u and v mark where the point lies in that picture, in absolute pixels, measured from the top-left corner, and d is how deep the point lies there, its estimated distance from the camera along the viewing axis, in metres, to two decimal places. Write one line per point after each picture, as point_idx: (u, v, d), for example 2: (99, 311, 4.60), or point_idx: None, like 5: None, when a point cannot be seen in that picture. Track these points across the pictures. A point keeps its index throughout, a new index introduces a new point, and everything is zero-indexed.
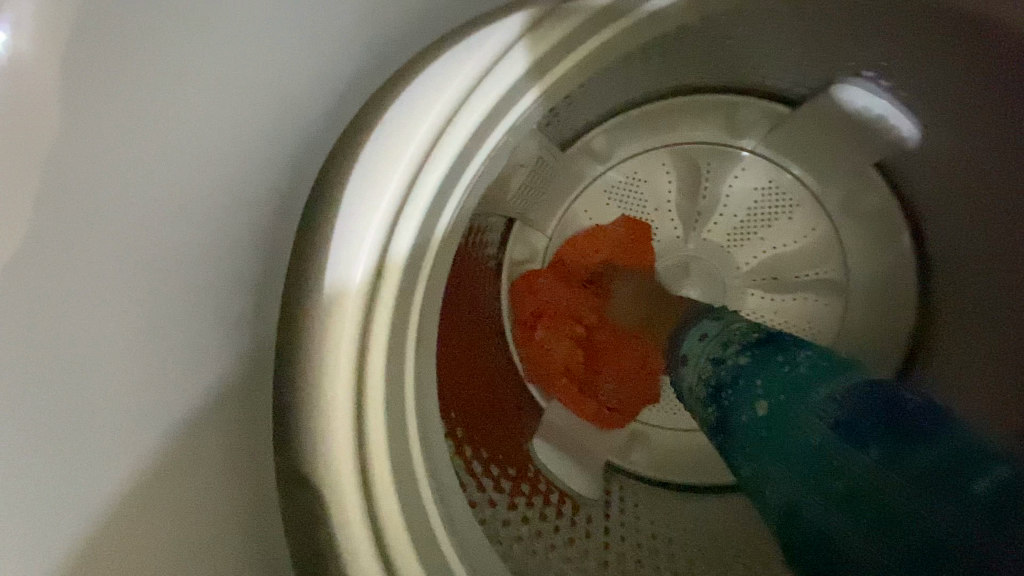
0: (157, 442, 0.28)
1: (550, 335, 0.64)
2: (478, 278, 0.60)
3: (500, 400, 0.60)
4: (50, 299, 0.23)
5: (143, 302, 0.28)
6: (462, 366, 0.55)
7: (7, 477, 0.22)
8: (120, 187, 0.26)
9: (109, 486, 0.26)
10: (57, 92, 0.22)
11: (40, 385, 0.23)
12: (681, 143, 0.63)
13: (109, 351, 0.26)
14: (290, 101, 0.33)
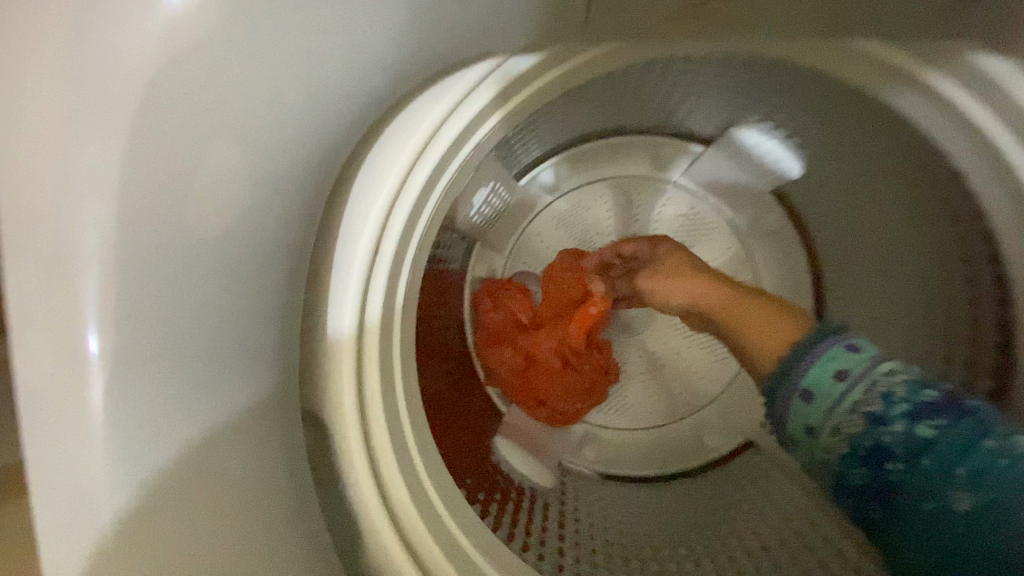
0: (198, 431, 0.40)
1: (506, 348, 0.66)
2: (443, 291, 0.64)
3: (465, 405, 0.63)
4: (136, 337, 0.37)
5: (194, 338, 0.41)
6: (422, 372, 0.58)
7: (113, 449, 0.35)
8: (178, 263, 0.39)
9: (167, 460, 0.38)
10: (111, 204, 0.35)
11: (132, 394, 0.37)
12: (615, 177, 0.70)
13: (170, 370, 0.39)
14: (288, 174, 0.44)
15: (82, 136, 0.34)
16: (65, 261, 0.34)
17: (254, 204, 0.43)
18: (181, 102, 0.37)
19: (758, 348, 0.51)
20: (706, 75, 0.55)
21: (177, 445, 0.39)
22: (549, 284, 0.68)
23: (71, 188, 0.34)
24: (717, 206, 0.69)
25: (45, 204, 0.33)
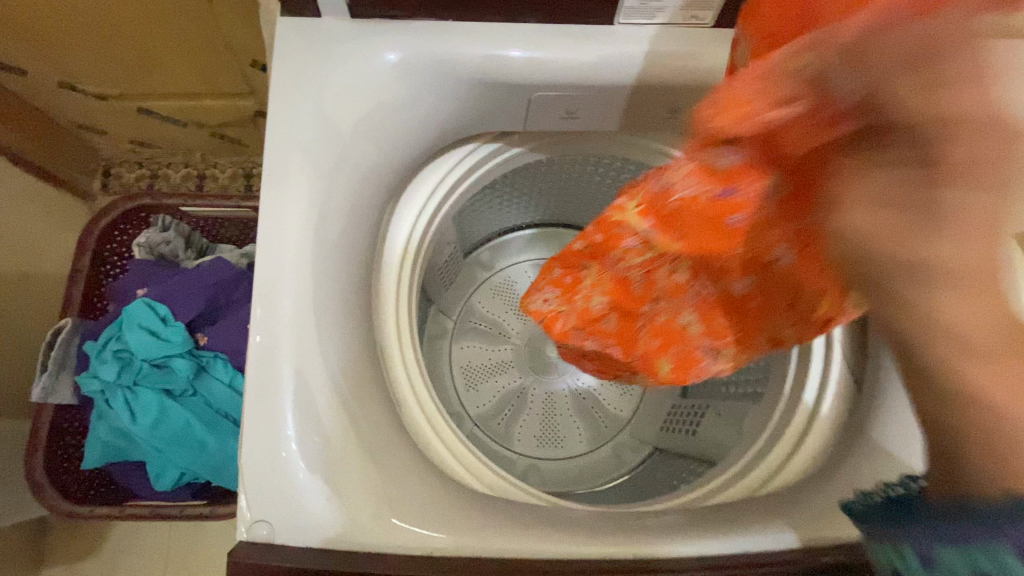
0: (331, 470, 0.35)
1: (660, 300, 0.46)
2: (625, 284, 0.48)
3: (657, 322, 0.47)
4: (271, 370, 0.35)
5: (316, 366, 0.36)
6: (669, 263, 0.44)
7: (273, 489, 0.34)
8: (283, 285, 0.37)
9: (301, 502, 0.34)
10: (296, 241, 0.37)
11: (274, 433, 0.34)
12: (536, 257, 0.92)
13: (299, 401, 0.35)
14: (394, 177, 0.43)
15: (286, 146, 0.38)
16: (283, 269, 0.37)
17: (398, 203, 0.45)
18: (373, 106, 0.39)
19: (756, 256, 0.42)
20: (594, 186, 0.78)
21: (312, 485, 0.34)
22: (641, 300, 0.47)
23: (289, 220, 0.37)
24: None
25: (302, 199, 0.37)
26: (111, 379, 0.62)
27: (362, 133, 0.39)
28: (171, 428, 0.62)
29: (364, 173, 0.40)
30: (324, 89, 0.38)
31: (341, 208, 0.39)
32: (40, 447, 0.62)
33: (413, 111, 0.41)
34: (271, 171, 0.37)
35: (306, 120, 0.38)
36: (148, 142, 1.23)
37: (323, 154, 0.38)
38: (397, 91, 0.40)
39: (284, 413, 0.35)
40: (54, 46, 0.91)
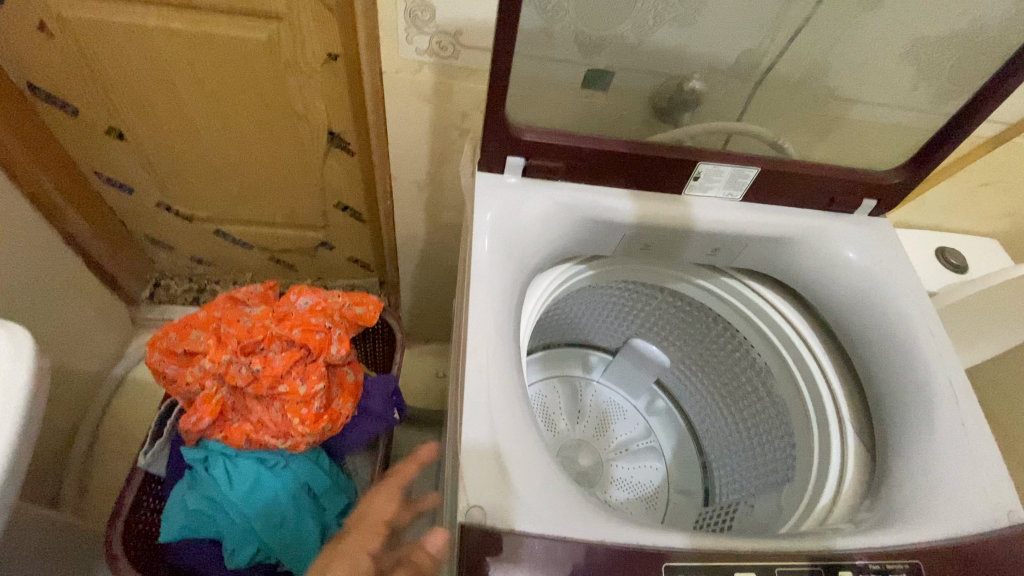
0: (514, 474, 0.45)
1: (247, 417, 0.69)
2: (247, 389, 0.69)
3: (235, 410, 0.69)
4: (476, 396, 0.48)
5: (503, 398, 0.48)
6: (250, 394, 0.69)
7: (477, 486, 0.44)
8: (482, 340, 0.50)
9: (497, 499, 0.44)
10: (488, 311, 0.52)
11: (477, 441, 0.46)
12: (564, 373, 1.03)
13: (490, 420, 0.47)
14: (530, 277, 0.60)
15: (483, 249, 0.55)
16: (482, 326, 0.51)
17: (533, 300, 0.62)
18: (536, 230, 0.58)
19: (252, 398, 0.69)
20: (617, 311, 0.94)
21: (506, 482, 0.44)
22: (268, 415, 0.69)
23: (483, 302, 0.52)
24: (624, 395, 1.06)
25: (491, 282, 0.54)
26: (215, 446, 0.68)
27: (526, 245, 0.58)
28: (260, 498, 0.67)
29: (522, 273, 0.57)
30: (506, 214, 0.57)
31: (511, 292, 0.55)
32: (122, 514, 0.64)
33: (552, 237, 0.60)
34: (474, 267, 0.54)
35: (498, 235, 0.56)
36: (207, 259, 1.36)
37: (504, 255, 0.56)
38: (547, 222, 0.59)
39: (485, 431, 0.46)
40: (177, 175, 1.11)
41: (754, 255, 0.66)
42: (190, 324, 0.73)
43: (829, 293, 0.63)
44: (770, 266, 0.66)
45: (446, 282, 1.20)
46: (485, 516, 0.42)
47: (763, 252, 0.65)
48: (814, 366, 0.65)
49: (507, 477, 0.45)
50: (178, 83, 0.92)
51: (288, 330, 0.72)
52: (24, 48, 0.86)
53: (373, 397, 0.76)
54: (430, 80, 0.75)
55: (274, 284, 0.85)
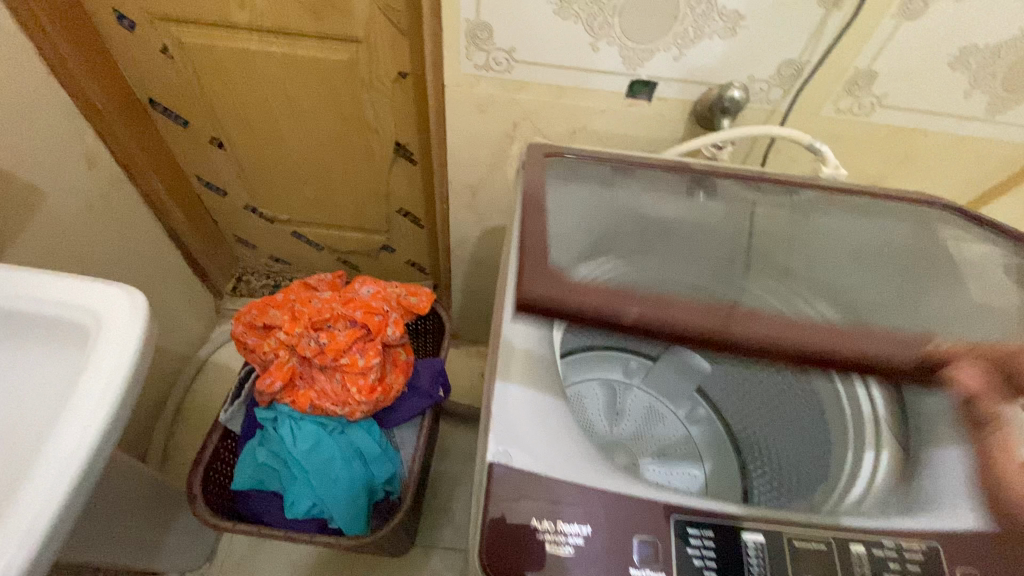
0: (539, 418, 0.48)
1: (311, 386, 0.78)
2: (313, 360, 0.78)
3: (301, 379, 0.78)
4: (507, 356, 0.52)
5: (535, 359, 0.53)
6: (316, 365, 0.78)
7: (503, 426, 0.47)
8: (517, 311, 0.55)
9: (523, 440, 0.47)
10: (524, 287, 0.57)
11: (505, 392, 0.49)
12: (605, 375, 1.04)
13: (519, 375, 0.51)
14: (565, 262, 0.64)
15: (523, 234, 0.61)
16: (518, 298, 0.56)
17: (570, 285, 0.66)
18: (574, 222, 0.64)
19: (317, 369, 0.78)
20: None
21: (532, 426, 0.48)
22: (329, 385, 0.77)
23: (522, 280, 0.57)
24: (664, 402, 1.06)
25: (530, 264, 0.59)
26: (284, 408, 0.77)
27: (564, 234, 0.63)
28: (318, 457, 0.75)
29: None
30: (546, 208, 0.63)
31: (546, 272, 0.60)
32: (203, 461, 0.74)
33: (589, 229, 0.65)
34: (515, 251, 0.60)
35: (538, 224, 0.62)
36: (284, 258, 1.51)
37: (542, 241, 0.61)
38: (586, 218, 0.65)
39: (512, 383, 0.50)
40: (264, 180, 1.25)
41: (786, 255, 0.69)
42: (269, 303, 0.83)
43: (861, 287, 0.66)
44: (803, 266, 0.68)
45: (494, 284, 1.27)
46: (512, 455, 0.45)
47: (795, 251, 0.68)
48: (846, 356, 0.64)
49: (535, 425, 0.48)
50: (271, 99, 1.06)
51: (352, 312, 0.81)
52: (150, 69, 1.02)
53: (422, 375, 0.83)
54: (486, 92, 0.83)
55: (342, 273, 0.95)
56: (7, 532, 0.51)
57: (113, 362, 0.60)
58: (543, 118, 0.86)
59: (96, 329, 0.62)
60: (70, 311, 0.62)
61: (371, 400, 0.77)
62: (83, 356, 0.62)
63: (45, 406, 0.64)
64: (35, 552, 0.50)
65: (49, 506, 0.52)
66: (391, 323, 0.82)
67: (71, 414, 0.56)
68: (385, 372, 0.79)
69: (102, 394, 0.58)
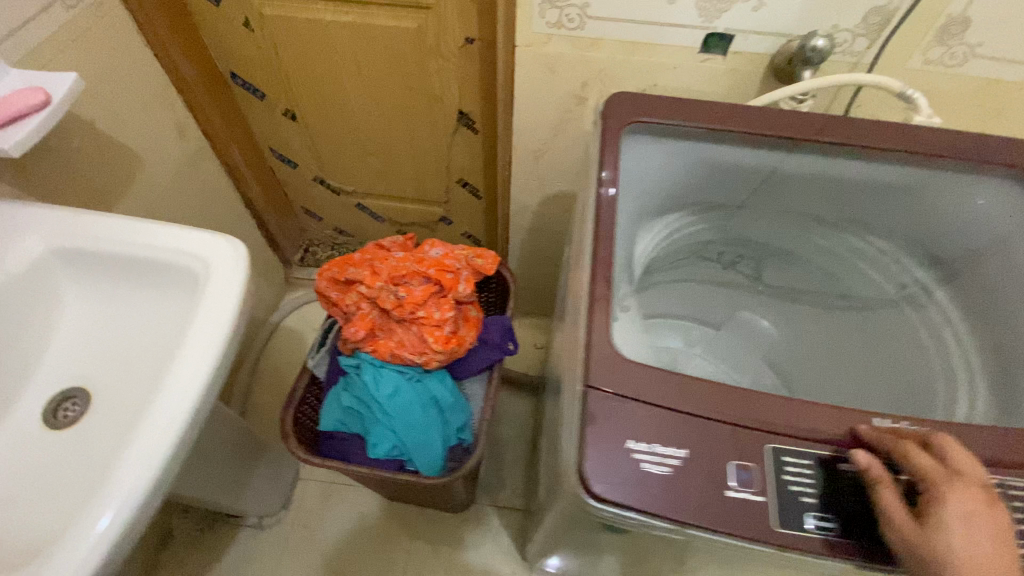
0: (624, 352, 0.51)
1: (390, 337, 0.82)
2: (392, 313, 0.82)
3: (381, 330, 0.83)
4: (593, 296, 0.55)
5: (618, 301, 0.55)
6: (394, 317, 0.82)
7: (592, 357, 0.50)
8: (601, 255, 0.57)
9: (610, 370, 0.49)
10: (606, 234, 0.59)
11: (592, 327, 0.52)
12: None
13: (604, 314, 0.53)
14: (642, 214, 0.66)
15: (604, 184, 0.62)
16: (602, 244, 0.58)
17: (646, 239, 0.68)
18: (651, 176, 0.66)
19: (396, 321, 0.83)
20: None
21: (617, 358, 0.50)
22: (407, 336, 0.82)
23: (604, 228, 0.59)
24: None
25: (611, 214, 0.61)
26: (365, 357, 0.82)
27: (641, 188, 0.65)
28: (397, 402, 0.79)
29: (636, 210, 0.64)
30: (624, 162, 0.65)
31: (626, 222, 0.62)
32: (293, 403, 0.80)
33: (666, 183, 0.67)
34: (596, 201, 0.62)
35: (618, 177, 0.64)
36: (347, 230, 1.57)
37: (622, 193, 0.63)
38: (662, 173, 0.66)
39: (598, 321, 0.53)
40: (332, 152, 1.30)
41: (842, 200, 0.68)
42: (349, 261, 0.88)
43: (925, 223, 0.66)
44: (862, 211, 0.68)
45: (550, 254, 1.28)
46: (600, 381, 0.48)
47: (852, 195, 0.67)
48: (926, 305, 0.64)
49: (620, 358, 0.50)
50: (341, 70, 1.09)
51: (427, 268, 0.85)
52: (232, 44, 1.08)
53: (491, 330, 0.86)
54: (557, 52, 0.83)
55: (412, 236, 0.99)
56: (135, 449, 0.56)
57: (220, 305, 0.64)
58: (613, 76, 0.86)
59: (204, 274, 0.67)
60: (179, 257, 0.67)
61: (447, 352, 0.81)
62: (191, 299, 0.67)
63: (150, 345, 0.68)
64: (159, 468, 0.55)
65: (171, 428, 0.57)
66: (463, 280, 0.86)
67: (187, 349, 0.61)
68: (459, 326, 0.83)
69: (212, 331, 0.63)
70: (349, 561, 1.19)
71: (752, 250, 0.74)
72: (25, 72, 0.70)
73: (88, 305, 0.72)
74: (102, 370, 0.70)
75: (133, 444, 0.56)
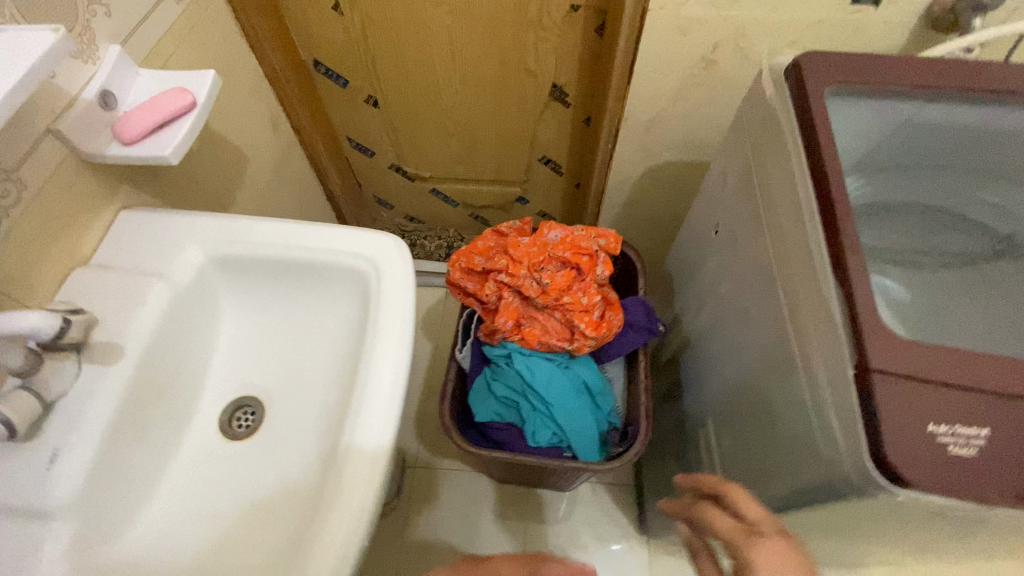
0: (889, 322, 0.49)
1: (535, 325, 0.81)
2: (535, 300, 0.80)
3: (524, 318, 0.81)
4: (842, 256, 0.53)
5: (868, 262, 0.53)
6: (538, 304, 0.80)
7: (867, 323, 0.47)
8: None
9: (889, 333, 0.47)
10: None
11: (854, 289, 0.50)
12: None
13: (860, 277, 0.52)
14: None
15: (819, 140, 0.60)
16: None
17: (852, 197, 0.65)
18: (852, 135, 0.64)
19: (539, 309, 0.81)
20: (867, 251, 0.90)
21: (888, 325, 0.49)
22: (553, 323, 0.81)
23: None
24: None
25: None
26: (514, 346, 0.81)
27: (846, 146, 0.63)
28: (555, 388, 0.79)
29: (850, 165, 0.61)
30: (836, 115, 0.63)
31: None
32: (448, 395, 0.81)
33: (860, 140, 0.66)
34: None
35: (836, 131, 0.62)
36: (418, 217, 1.55)
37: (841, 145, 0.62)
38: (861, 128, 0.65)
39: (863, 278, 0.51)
40: (412, 137, 1.26)
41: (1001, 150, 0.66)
42: (475, 249, 0.87)
43: None
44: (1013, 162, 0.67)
45: (643, 227, 1.25)
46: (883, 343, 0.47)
47: None
48: None
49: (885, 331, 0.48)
50: (432, 50, 1.05)
51: (565, 250, 0.82)
52: (319, 30, 1.03)
53: (634, 311, 0.84)
54: (693, 14, 0.79)
55: (529, 219, 0.96)
56: (355, 457, 0.55)
57: (400, 306, 0.63)
58: (749, 37, 0.81)
59: (374, 274, 0.66)
60: (345, 258, 0.67)
61: (598, 337, 0.79)
62: (364, 302, 0.67)
63: (326, 347, 0.70)
64: (382, 476, 0.55)
65: (384, 436, 0.56)
66: (601, 261, 0.83)
67: (378, 352, 0.60)
68: (605, 309, 0.81)
69: (398, 332, 0.62)
70: (469, 540, 1.22)
71: (919, 211, 0.70)
72: (161, 74, 0.66)
73: (247, 311, 0.72)
74: (275, 377, 0.70)
75: (352, 453, 0.56)
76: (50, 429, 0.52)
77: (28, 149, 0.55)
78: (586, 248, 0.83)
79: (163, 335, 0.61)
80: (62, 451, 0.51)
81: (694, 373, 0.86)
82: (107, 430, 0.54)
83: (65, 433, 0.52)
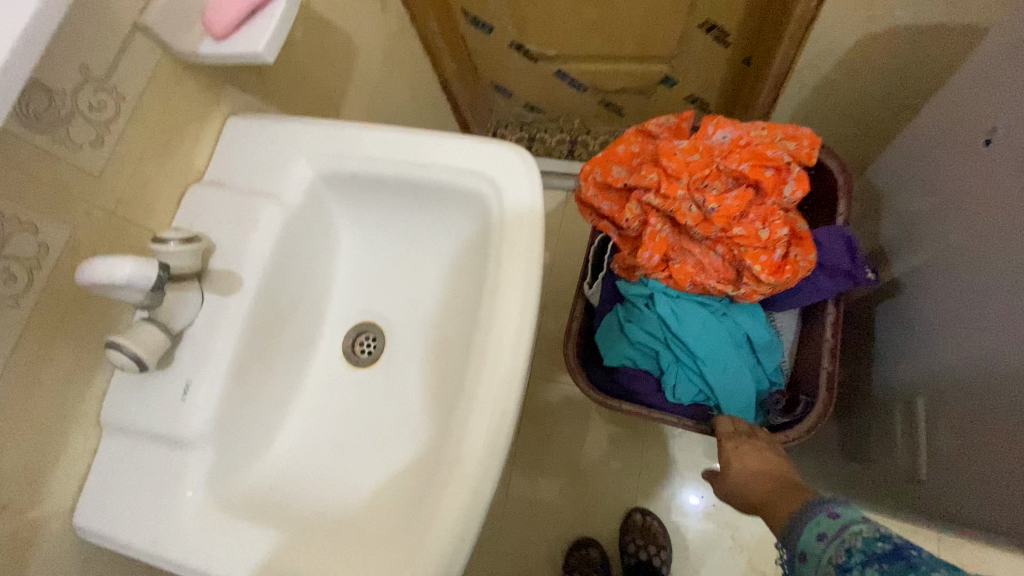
0: None
1: (689, 261, 0.64)
2: (692, 229, 0.63)
3: (676, 251, 0.65)
4: None
5: None
6: (697, 234, 0.63)
7: None
8: None
9: None
10: None
11: None
12: None
13: None
14: None
15: None
16: None
17: None
18: None
19: (696, 240, 0.64)
20: None
21: None
22: (714, 259, 0.64)
23: None
24: None
25: None
26: (658, 285, 0.67)
27: None
28: (706, 340, 0.65)
29: None
30: None
31: None
32: (574, 334, 0.70)
33: None
34: None
35: None
36: (539, 106, 1.35)
37: None
38: None
39: None
40: (538, 6, 1.03)
41: None
42: (611, 158, 0.68)
43: None
44: None
45: (839, 117, 0.94)
46: None
47: None
48: None
49: None
50: None
51: (741, 162, 0.61)
52: None
53: (831, 250, 0.63)
54: None
55: (688, 114, 0.71)
56: (476, 422, 0.48)
57: (526, 242, 0.51)
58: None
59: (495, 199, 0.53)
60: (461, 177, 0.55)
61: (777, 282, 0.62)
62: (485, 230, 0.56)
63: (445, 276, 0.62)
64: (505, 448, 0.47)
65: (509, 398, 0.48)
66: (790, 178, 0.62)
67: (501, 300, 0.50)
68: (789, 244, 0.63)
69: (525, 276, 0.50)
70: (582, 455, 1.20)
71: None
72: None
73: (361, 230, 0.65)
74: (391, 306, 0.65)
75: (473, 412, 0.48)
76: (181, 360, 0.51)
77: (117, 52, 0.48)
78: (772, 159, 0.61)
79: (276, 264, 0.57)
80: (193, 381, 0.51)
81: (908, 332, 0.66)
82: (232, 364, 0.52)
83: (195, 364, 0.51)
